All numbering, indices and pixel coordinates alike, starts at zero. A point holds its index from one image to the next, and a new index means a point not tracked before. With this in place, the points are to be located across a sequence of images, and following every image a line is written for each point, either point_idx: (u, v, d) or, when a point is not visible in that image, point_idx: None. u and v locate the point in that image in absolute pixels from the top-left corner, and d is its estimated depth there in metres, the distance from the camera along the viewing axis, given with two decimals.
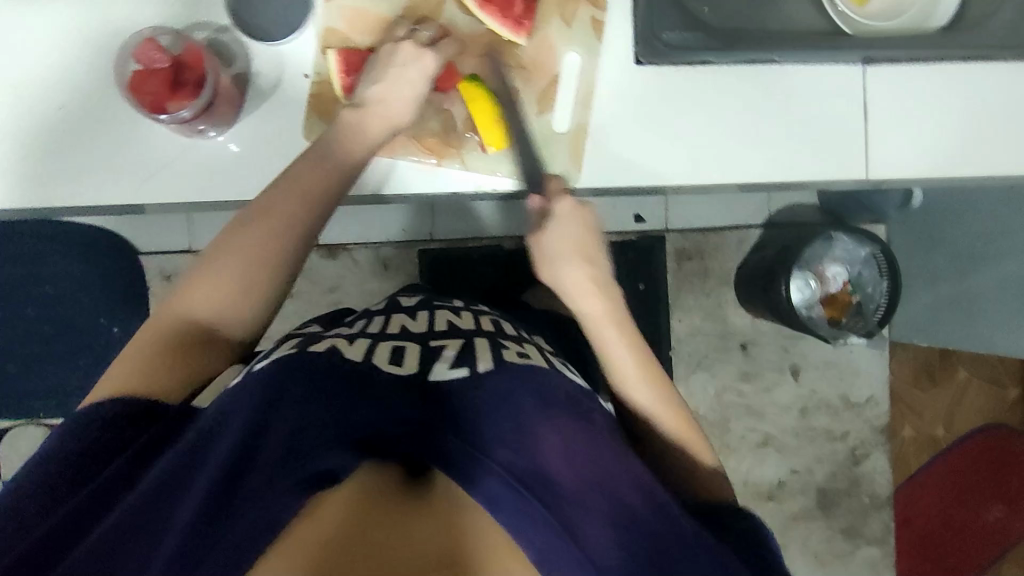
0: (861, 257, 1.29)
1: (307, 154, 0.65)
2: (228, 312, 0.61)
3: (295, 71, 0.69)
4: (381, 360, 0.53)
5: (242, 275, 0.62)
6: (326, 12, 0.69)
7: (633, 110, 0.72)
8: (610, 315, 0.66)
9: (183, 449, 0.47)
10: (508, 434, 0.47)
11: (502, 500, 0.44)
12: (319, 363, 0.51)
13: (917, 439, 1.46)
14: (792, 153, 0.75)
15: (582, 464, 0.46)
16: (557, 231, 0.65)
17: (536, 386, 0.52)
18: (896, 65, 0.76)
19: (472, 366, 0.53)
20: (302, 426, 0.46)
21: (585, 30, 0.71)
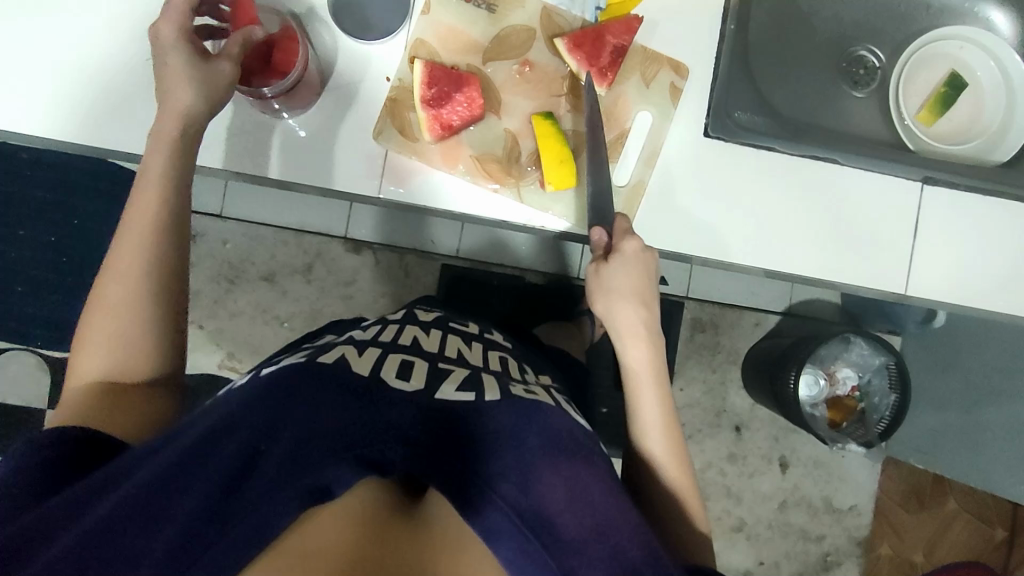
0: (873, 366, 1.27)
1: None
2: (144, 349, 0.59)
3: (377, 71, 0.71)
4: (387, 373, 0.49)
5: (123, 300, 0.59)
6: (419, 24, 0.71)
7: (693, 179, 0.74)
8: (652, 366, 0.67)
9: (177, 451, 0.43)
10: (513, 470, 0.43)
11: (502, 536, 0.40)
12: (327, 374, 0.47)
13: (893, 560, 1.43)
14: (835, 253, 0.76)
15: (587, 512, 0.43)
16: (619, 272, 0.67)
17: (543, 425, 0.48)
18: (953, 190, 0.77)
19: (480, 392, 0.49)
20: (312, 435, 0.42)
21: (662, 93, 0.73)
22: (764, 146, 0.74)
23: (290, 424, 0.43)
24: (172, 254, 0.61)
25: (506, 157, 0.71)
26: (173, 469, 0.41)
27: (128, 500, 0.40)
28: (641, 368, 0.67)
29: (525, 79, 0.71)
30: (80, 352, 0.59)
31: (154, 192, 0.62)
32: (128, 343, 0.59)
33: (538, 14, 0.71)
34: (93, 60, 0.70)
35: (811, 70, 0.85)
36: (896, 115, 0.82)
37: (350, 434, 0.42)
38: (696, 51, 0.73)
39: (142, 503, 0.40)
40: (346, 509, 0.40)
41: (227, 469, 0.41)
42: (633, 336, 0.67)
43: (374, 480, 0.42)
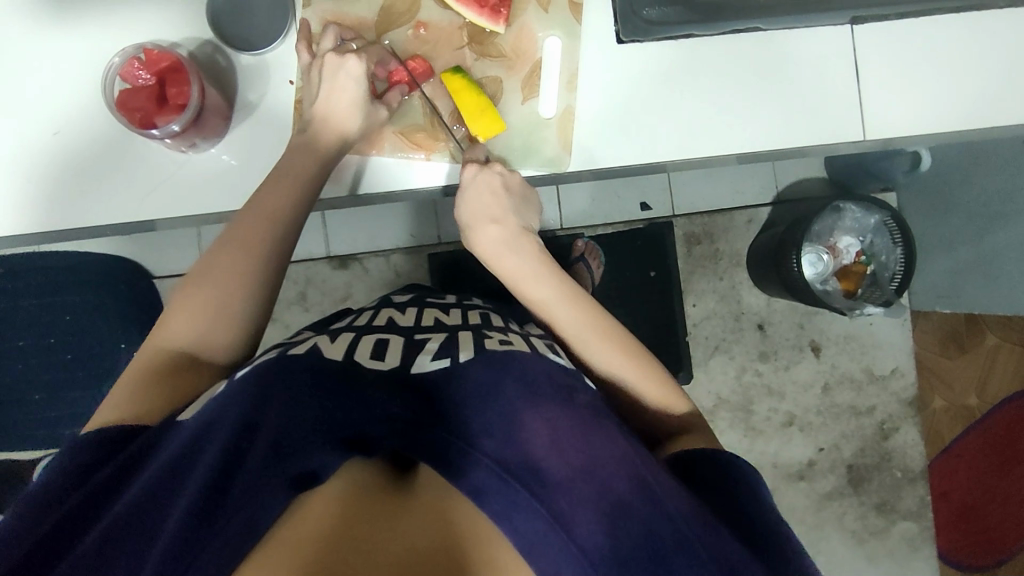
0: (871, 225, 1.25)
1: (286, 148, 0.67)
2: (221, 326, 0.62)
3: (280, 79, 0.70)
4: (363, 356, 0.52)
5: (218, 293, 0.62)
6: (307, 19, 0.70)
7: (618, 88, 0.72)
8: (525, 267, 0.70)
9: (164, 463, 0.44)
10: (495, 424, 0.47)
11: (489, 490, 0.43)
12: (303, 368, 0.48)
13: (949, 410, 1.40)
14: (786, 119, 0.74)
15: (576, 453, 0.46)
16: (465, 197, 0.69)
17: (519, 372, 0.52)
18: (885, 22, 0.74)
19: (455, 357, 0.53)
20: (290, 424, 0.44)
21: (563, 14, 0.71)
22: (681, 36, 0.72)
23: (270, 413, 0.45)
24: (279, 235, 0.66)
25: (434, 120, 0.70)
26: (166, 479, 0.43)
27: (124, 512, 0.42)
28: (540, 286, 0.70)
29: (422, 41, 0.70)
30: (173, 323, 0.61)
31: (268, 226, 0.65)
32: (212, 330, 0.61)
33: None
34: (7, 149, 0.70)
35: None
36: None
37: (329, 421, 0.44)
38: None
39: (137, 513, 0.41)
40: (335, 494, 0.43)
41: (214, 460, 0.43)
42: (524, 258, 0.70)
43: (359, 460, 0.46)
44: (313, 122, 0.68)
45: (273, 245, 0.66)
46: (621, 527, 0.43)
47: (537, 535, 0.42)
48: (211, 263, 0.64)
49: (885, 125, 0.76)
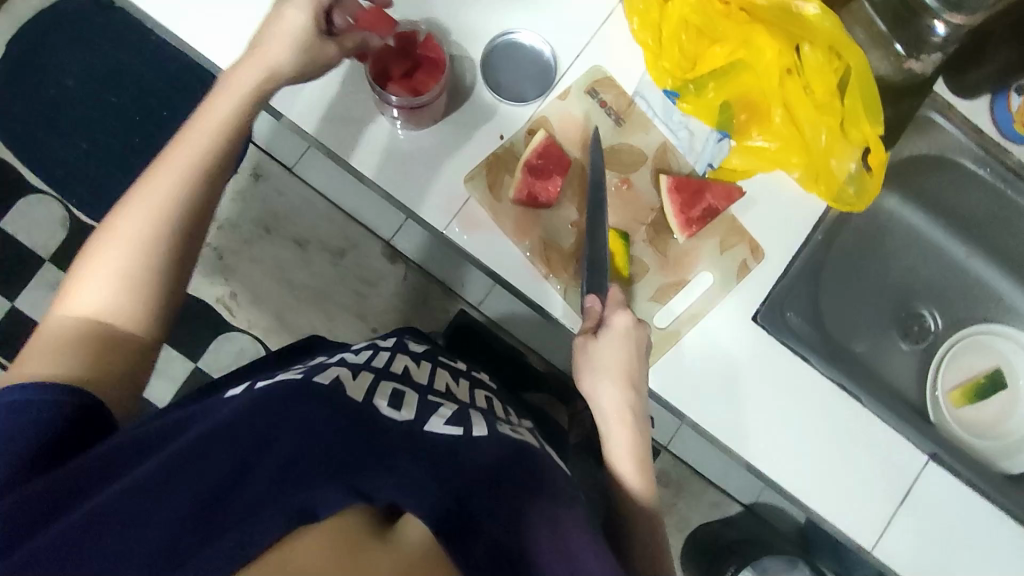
0: None
1: (465, 211, 0.72)
2: (124, 305, 0.55)
3: (493, 126, 0.73)
4: (379, 400, 0.53)
5: (118, 265, 0.55)
6: (552, 105, 0.74)
7: (725, 351, 0.74)
8: (627, 415, 0.64)
9: (165, 464, 0.45)
10: (498, 505, 0.46)
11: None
12: (321, 388, 0.51)
13: None
14: (825, 488, 0.74)
15: (566, 546, 0.45)
16: (607, 347, 0.65)
17: (549, 494, 0.49)
18: (955, 477, 0.77)
19: (467, 428, 0.53)
20: (298, 455, 0.44)
21: (730, 265, 0.74)
22: (800, 356, 0.75)
23: (283, 438, 0.46)
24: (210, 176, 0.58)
25: (562, 252, 0.73)
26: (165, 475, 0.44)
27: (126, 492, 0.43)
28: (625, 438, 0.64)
29: (618, 194, 0.74)
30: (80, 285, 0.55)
31: (165, 187, 0.56)
32: (119, 298, 0.54)
33: (657, 146, 0.75)
34: (264, 1, 0.73)
35: (866, 305, 0.89)
36: (931, 381, 0.86)
37: (340, 455, 0.44)
38: (780, 240, 0.76)
39: (125, 512, 0.42)
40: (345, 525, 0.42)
41: (209, 488, 0.43)
42: (618, 336, 0.66)
43: (365, 508, 0.43)
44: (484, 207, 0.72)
45: (175, 211, 0.56)
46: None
47: None
48: (98, 245, 0.55)
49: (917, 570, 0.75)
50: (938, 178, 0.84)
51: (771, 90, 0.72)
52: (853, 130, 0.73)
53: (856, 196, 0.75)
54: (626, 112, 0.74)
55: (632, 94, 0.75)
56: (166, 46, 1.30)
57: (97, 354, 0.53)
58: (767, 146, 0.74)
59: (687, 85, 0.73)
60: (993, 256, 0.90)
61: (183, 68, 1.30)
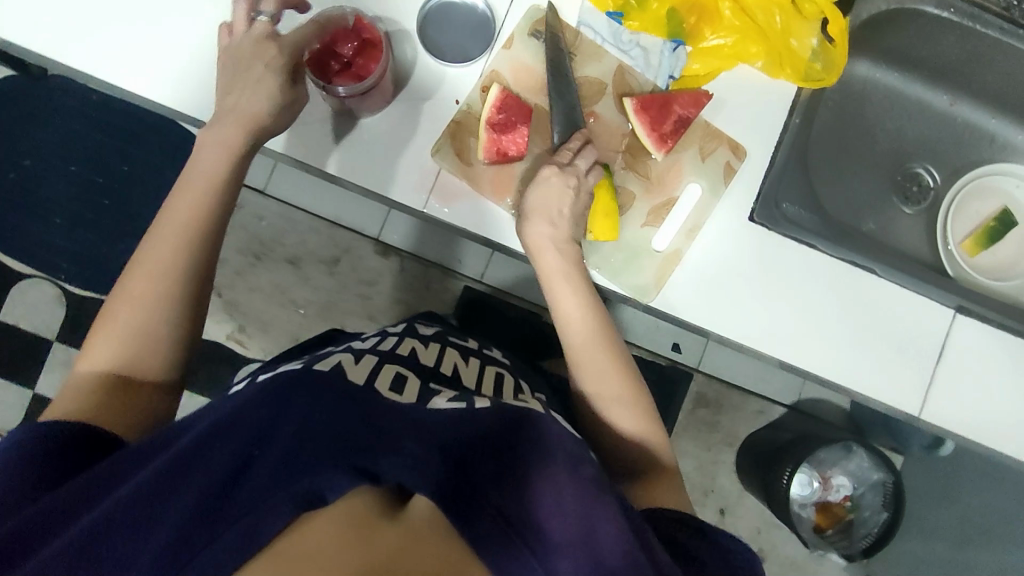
0: (869, 480, 1.25)
1: (437, 183, 0.71)
2: (141, 359, 0.57)
3: (446, 93, 0.71)
4: (382, 384, 0.55)
5: (132, 322, 0.57)
6: (498, 57, 0.72)
7: (730, 257, 0.73)
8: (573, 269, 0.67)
9: (167, 466, 0.46)
10: (503, 479, 0.47)
11: (489, 543, 0.43)
12: (328, 380, 0.52)
13: None
14: (860, 366, 0.74)
15: (571, 508, 0.47)
16: (535, 191, 0.67)
17: (549, 452, 0.52)
18: (986, 324, 0.76)
19: (471, 401, 0.54)
20: (298, 443, 0.45)
21: (715, 171, 0.73)
22: (806, 243, 0.74)
23: (284, 430, 0.47)
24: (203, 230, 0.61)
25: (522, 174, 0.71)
26: (165, 481, 0.45)
27: (135, 495, 0.45)
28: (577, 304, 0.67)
29: (587, 128, 0.73)
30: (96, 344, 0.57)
31: (172, 253, 0.59)
32: (139, 354, 0.57)
33: (614, 71, 0.73)
34: (184, 24, 0.71)
35: (861, 177, 0.88)
36: (939, 238, 0.85)
37: (343, 440, 0.45)
38: (759, 134, 0.74)
39: (129, 518, 0.44)
40: (344, 511, 0.43)
41: (213, 483, 0.44)
42: (546, 180, 0.67)
43: (370, 488, 0.44)
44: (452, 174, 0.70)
45: (180, 276, 0.59)
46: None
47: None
48: (113, 301, 0.58)
49: (970, 420, 0.75)
50: (904, 32, 0.81)
51: None
52: (806, 5, 0.72)
53: (826, 68, 0.74)
54: (575, 45, 0.72)
55: (575, 24, 0.72)
56: (107, 101, 1.28)
57: (115, 401, 0.55)
58: (723, 42, 0.72)
59: (628, 1, 0.71)
60: (976, 98, 0.88)
61: (132, 118, 1.28)
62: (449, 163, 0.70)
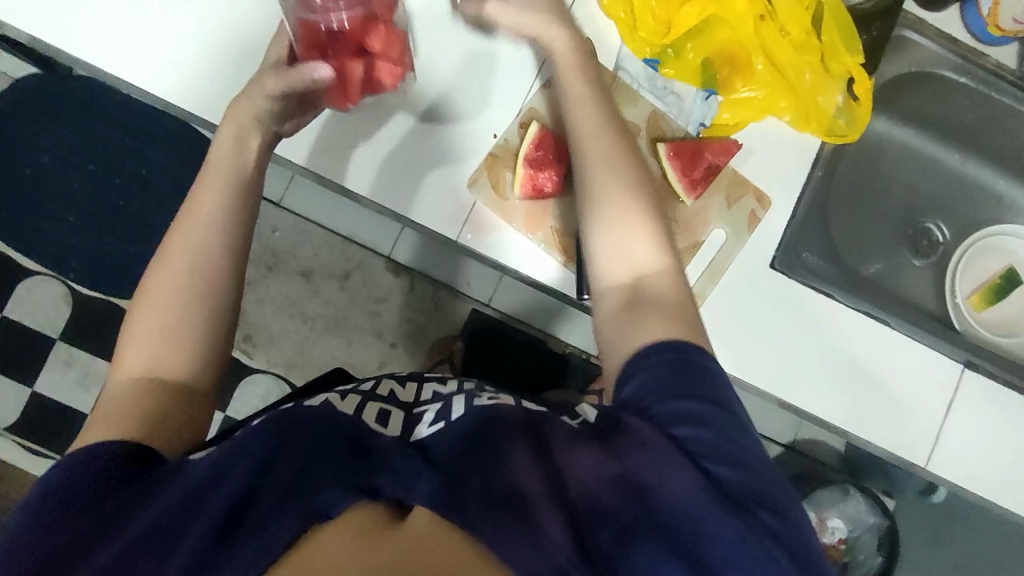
0: (866, 524, 1.27)
1: (471, 216, 0.73)
2: (174, 355, 0.52)
3: (485, 126, 0.73)
4: (369, 417, 0.51)
5: (164, 314, 0.52)
6: (537, 95, 0.74)
7: (750, 302, 0.75)
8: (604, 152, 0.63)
9: (180, 492, 0.43)
10: (482, 465, 0.45)
11: (484, 525, 0.41)
12: (319, 408, 0.48)
13: None
14: (870, 414, 0.76)
15: (552, 478, 0.46)
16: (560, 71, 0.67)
17: (524, 429, 0.50)
18: (992, 379, 0.79)
19: (448, 416, 0.51)
20: (306, 467, 0.43)
21: (740, 218, 0.75)
22: (822, 292, 0.76)
23: (289, 451, 0.44)
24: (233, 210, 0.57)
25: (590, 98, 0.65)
26: (174, 519, 0.42)
27: (141, 530, 0.42)
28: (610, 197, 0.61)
29: None
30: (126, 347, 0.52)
31: (194, 247, 0.55)
32: (175, 346, 0.52)
33: (647, 116, 0.74)
34: (230, 43, 0.73)
35: (873, 229, 0.90)
36: (949, 293, 0.88)
37: (340, 454, 0.44)
38: (784, 183, 0.76)
39: (139, 560, 0.40)
40: (353, 520, 0.41)
41: (224, 510, 0.41)
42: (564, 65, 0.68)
43: (375, 501, 0.43)
44: (486, 206, 0.72)
45: (203, 268, 0.54)
46: (636, 543, 0.43)
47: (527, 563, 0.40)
48: (137, 307, 0.53)
49: (978, 471, 0.77)
50: (922, 93, 0.85)
51: (749, 38, 0.73)
52: (834, 64, 0.75)
53: (849, 125, 0.77)
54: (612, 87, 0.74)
55: (613, 67, 0.74)
56: (131, 105, 1.29)
57: (160, 404, 0.50)
58: (752, 96, 0.75)
59: (665, 50, 0.74)
60: (987, 159, 0.91)
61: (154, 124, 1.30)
62: (483, 196, 0.72)
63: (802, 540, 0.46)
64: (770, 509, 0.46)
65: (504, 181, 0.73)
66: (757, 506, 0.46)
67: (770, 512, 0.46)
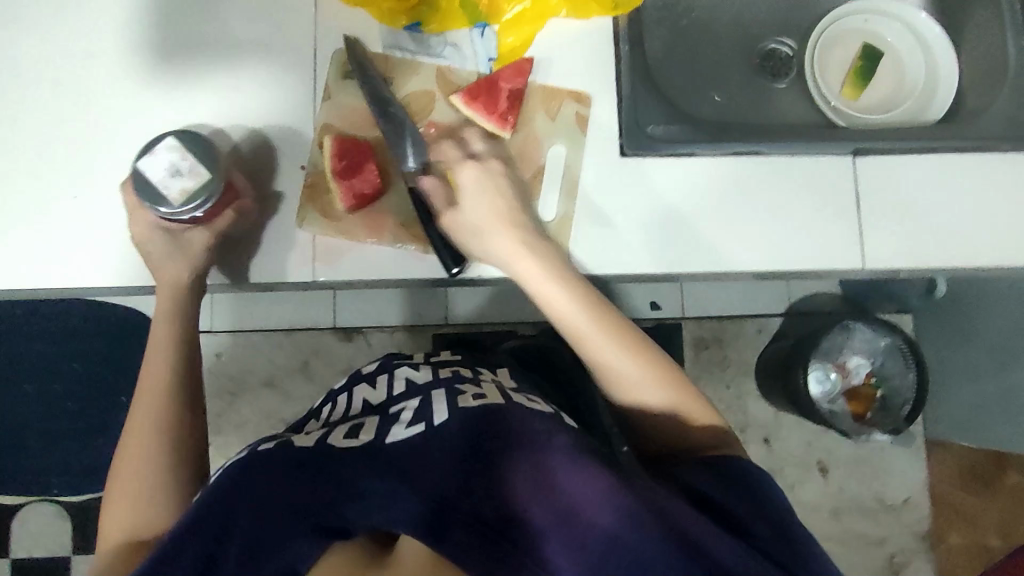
0: (881, 348, 1.22)
1: (315, 251, 0.71)
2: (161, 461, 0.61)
3: (291, 163, 0.72)
4: (336, 437, 0.51)
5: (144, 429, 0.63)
6: (323, 109, 0.72)
7: (618, 205, 0.72)
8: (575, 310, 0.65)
9: (146, 568, 0.45)
10: (471, 482, 0.45)
11: (470, 552, 0.41)
12: (294, 457, 0.48)
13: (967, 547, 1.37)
14: (784, 247, 0.73)
15: (545, 490, 0.44)
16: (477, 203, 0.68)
17: (496, 427, 0.50)
18: (887, 155, 0.75)
19: (428, 419, 0.51)
20: (270, 518, 0.45)
21: (568, 124, 0.72)
22: (684, 153, 0.73)
23: (249, 505, 0.46)
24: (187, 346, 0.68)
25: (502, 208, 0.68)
26: None
27: None
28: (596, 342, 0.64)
29: (433, 140, 0.71)
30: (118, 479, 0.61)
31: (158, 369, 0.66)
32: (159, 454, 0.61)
33: (434, 77, 0.72)
34: (19, 207, 0.71)
35: (723, 76, 0.88)
36: (818, 98, 0.86)
37: (301, 504, 0.45)
38: (596, 76, 0.74)
39: None
40: (340, 572, 0.45)
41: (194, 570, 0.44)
42: (476, 191, 0.68)
43: (354, 541, 0.47)
44: (323, 235, 0.70)
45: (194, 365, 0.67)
46: None
47: None
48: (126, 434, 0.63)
49: (929, 242, 0.74)
50: None
51: None
52: None
53: None
54: (388, 69, 0.72)
55: (382, 50, 0.72)
56: None
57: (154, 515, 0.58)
58: (522, 8, 0.71)
59: (419, 10, 0.72)
60: None
61: None
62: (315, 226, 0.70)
63: (818, 557, 0.47)
64: (793, 546, 0.47)
65: (329, 205, 0.70)
66: (784, 541, 0.47)
67: (785, 542, 0.47)
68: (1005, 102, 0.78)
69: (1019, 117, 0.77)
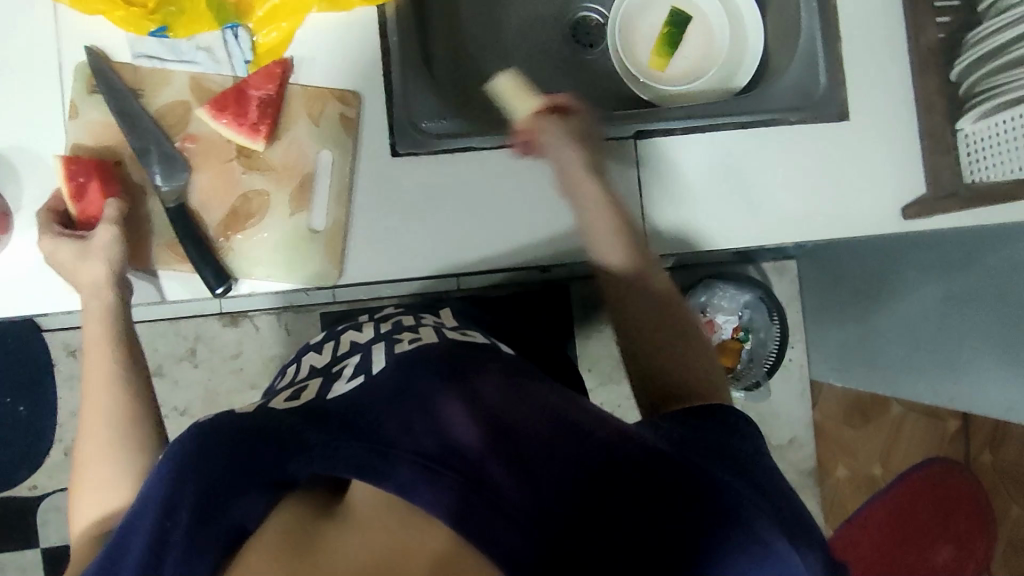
0: (744, 301, 1.21)
1: None
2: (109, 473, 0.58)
3: (44, 186, 0.68)
4: (276, 402, 0.48)
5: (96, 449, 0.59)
6: (72, 127, 0.68)
7: (392, 209, 0.70)
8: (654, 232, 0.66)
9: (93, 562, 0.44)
10: (409, 416, 0.42)
11: (414, 489, 0.38)
12: (233, 420, 0.44)
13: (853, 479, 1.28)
14: (562, 236, 0.72)
15: (486, 418, 0.42)
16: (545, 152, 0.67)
17: (428, 364, 0.47)
18: (670, 135, 0.74)
19: (365, 370, 0.49)
20: (209, 481, 0.42)
21: (333, 128, 0.69)
22: (461, 147, 0.71)
23: (187, 476, 0.43)
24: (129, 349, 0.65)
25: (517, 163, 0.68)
26: None
27: None
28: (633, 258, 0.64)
29: (190, 153, 0.68)
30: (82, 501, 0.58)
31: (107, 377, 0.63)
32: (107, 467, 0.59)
33: (188, 85, 0.68)
34: None
35: (529, 50, 0.85)
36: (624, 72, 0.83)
37: (243, 462, 0.41)
38: (362, 72, 0.70)
39: None
40: (290, 528, 0.41)
41: (139, 562, 0.41)
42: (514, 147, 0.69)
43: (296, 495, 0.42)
44: None
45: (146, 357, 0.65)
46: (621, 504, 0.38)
47: (490, 529, 0.37)
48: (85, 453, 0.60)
49: (712, 222, 0.73)
50: None
51: None
52: None
53: None
54: (137, 80, 0.68)
55: (131, 59, 0.68)
56: None
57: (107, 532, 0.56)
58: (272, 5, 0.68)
59: (165, 13, 0.68)
60: None
61: None
62: None
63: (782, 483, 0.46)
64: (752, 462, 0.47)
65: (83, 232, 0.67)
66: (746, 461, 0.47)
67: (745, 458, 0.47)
68: (795, 74, 0.77)
69: (807, 87, 0.76)
